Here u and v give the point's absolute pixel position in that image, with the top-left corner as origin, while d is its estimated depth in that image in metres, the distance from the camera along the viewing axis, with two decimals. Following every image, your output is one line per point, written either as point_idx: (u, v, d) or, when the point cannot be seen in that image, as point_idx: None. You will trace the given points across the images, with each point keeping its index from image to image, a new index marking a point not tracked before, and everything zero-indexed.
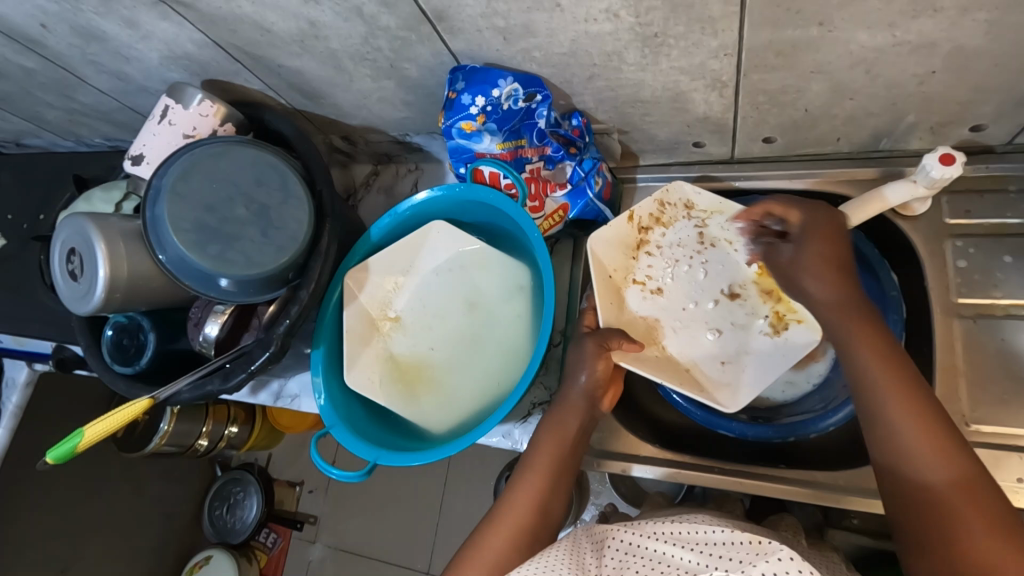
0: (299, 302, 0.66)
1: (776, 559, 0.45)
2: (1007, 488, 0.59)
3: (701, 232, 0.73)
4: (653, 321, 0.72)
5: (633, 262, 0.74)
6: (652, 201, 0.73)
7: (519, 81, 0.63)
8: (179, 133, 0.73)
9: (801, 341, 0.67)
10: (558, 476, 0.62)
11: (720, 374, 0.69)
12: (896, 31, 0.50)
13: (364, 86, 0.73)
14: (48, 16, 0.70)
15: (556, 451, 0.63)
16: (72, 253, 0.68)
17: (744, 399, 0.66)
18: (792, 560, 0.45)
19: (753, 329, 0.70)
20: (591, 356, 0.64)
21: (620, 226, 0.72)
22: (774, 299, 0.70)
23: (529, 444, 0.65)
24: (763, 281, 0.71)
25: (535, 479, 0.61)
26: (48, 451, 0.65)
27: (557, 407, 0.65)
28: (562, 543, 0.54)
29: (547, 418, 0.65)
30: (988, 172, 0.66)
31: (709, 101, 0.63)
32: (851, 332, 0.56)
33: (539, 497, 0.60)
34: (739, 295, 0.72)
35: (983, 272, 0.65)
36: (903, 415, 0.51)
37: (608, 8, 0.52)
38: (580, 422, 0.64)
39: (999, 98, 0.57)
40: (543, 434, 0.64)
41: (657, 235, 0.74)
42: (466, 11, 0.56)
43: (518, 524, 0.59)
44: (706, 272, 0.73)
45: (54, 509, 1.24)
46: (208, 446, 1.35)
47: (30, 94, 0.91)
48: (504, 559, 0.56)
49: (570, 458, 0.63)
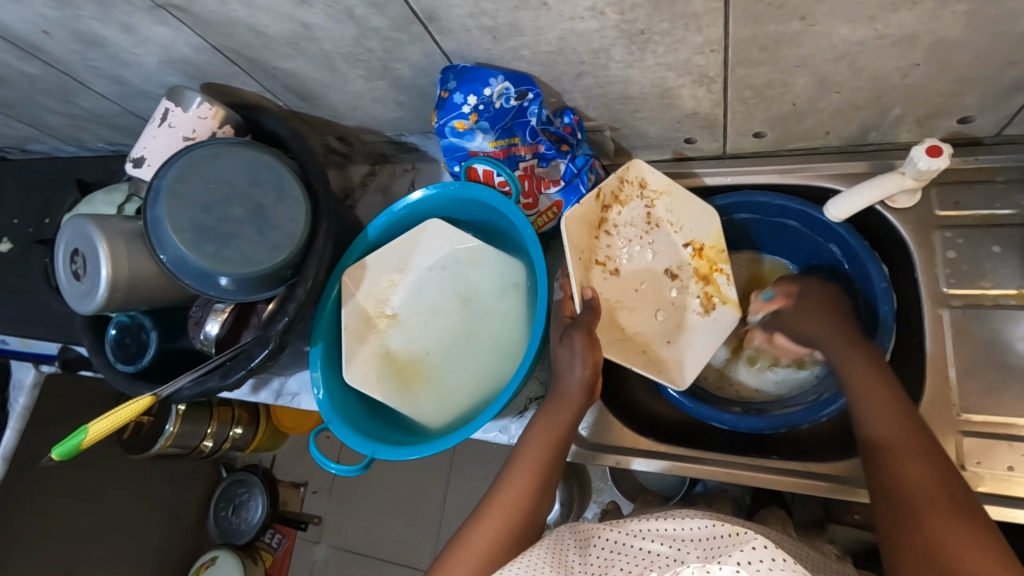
0: (296, 299, 0.67)
1: (751, 548, 0.47)
2: (995, 477, 0.60)
3: (649, 212, 0.76)
4: (614, 303, 0.74)
5: (597, 241, 0.74)
6: (614, 178, 0.73)
7: (509, 80, 0.64)
8: (178, 136, 0.74)
9: (725, 321, 0.74)
10: (549, 472, 0.62)
11: (669, 352, 0.74)
12: (877, 24, 0.51)
13: (359, 86, 0.74)
14: (48, 23, 0.72)
15: (549, 446, 0.63)
16: (74, 254, 0.69)
17: (690, 375, 0.72)
18: (767, 549, 0.46)
19: (688, 308, 0.75)
20: (582, 348, 0.65)
21: (588, 203, 0.71)
22: (705, 281, 0.75)
23: (521, 438, 0.65)
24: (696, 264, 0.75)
25: (525, 473, 0.62)
26: (54, 448, 0.66)
27: (553, 405, 0.66)
28: (544, 542, 0.56)
29: (541, 415, 0.66)
30: (976, 164, 0.66)
31: (697, 96, 0.64)
32: (860, 378, 0.60)
33: (529, 495, 0.61)
34: (677, 276, 0.76)
35: (971, 262, 0.66)
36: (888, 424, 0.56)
37: (593, 6, 0.53)
38: (574, 417, 0.65)
39: (983, 90, 0.57)
40: (536, 428, 0.65)
41: (615, 214, 0.75)
42: (455, 11, 0.57)
43: (507, 519, 0.59)
44: (652, 252, 0.76)
45: (60, 511, 1.25)
46: (214, 447, 1.36)
47: (33, 99, 0.92)
48: (492, 555, 0.57)
49: (562, 452, 0.64)
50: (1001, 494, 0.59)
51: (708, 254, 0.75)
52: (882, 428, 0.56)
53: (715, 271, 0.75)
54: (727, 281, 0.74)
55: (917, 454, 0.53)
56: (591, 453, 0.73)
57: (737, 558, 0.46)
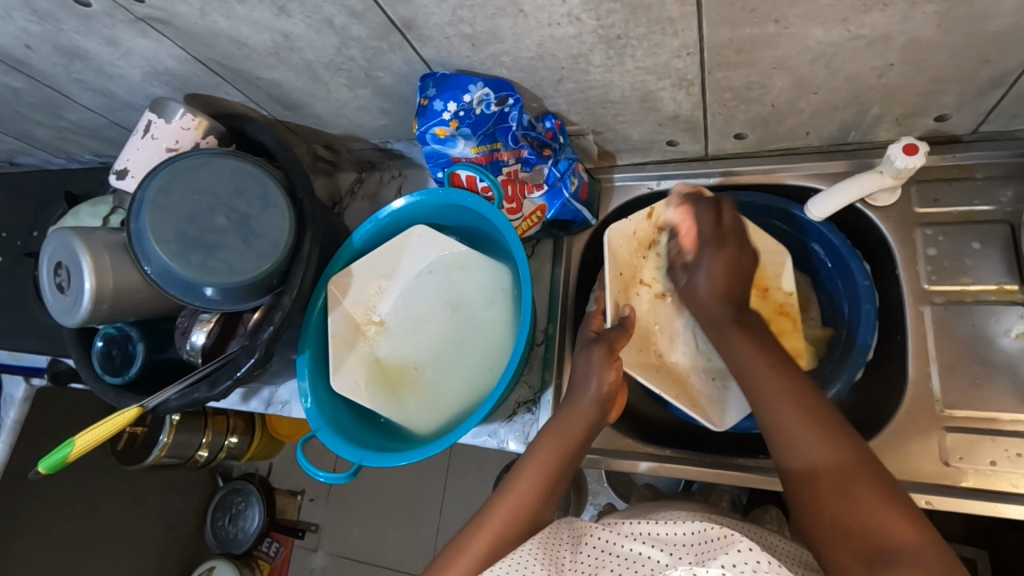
0: (282, 309, 0.67)
1: (736, 551, 0.47)
2: (980, 472, 0.60)
3: None
4: (653, 325, 0.75)
5: (643, 261, 0.76)
6: (672, 198, 0.72)
7: (490, 86, 0.64)
8: (162, 147, 0.75)
9: None
10: (554, 482, 0.62)
11: (711, 390, 0.72)
12: (850, 26, 0.51)
13: (342, 95, 0.74)
14: (31, 37, 0.72)
15: (557, 455, 0.63)
16: (58, 267, 0.70)
17: (732, 418, 0.70)
18: (750, 552, 0.46)
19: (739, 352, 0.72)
20: (601, 359, 0.65)
21: (637, 221, 0.73)
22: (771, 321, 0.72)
23: (531, 444, 0.65)
24: (760, 304, 0.72)
25: (530, 481, 0.61)
26: (40, 461, 0.66)
27: (566, 414, 0.65)
28: (537, 537, 0.56)
29: (552, 425, 0.65)
30: (954, 161, 0.67)
31: (677, 99, 0.64)
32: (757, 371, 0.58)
33: (533, 504, 0.60)
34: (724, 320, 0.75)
35: (953, 259, 0.66)
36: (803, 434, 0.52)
37: (569, 12, 0.54)
38: (585, 432, 0.64)
39: (959, 89, 0.58)
40: (545, 438, 0.64)
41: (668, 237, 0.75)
42: (433, 20, 0.57)
43: (502, 528, 0.59)
44: None
45: (55, 523, 1.25)
46: (208, 457, 1.36)
47: (20, 113, 0.93)
48: (485, 562, 0.57)
49: (571, 461, 0.63)
50: (986, 489, 0.59)
51: (773, 295, 0.72)
52: (801, 441, 0.52)
53: (780, 314, 0.72)
54: (792, 326, 0.72)
55: (845, 466, 0.50)
56: (592, 458, 0.73)
57: (722, 562, 0.47)
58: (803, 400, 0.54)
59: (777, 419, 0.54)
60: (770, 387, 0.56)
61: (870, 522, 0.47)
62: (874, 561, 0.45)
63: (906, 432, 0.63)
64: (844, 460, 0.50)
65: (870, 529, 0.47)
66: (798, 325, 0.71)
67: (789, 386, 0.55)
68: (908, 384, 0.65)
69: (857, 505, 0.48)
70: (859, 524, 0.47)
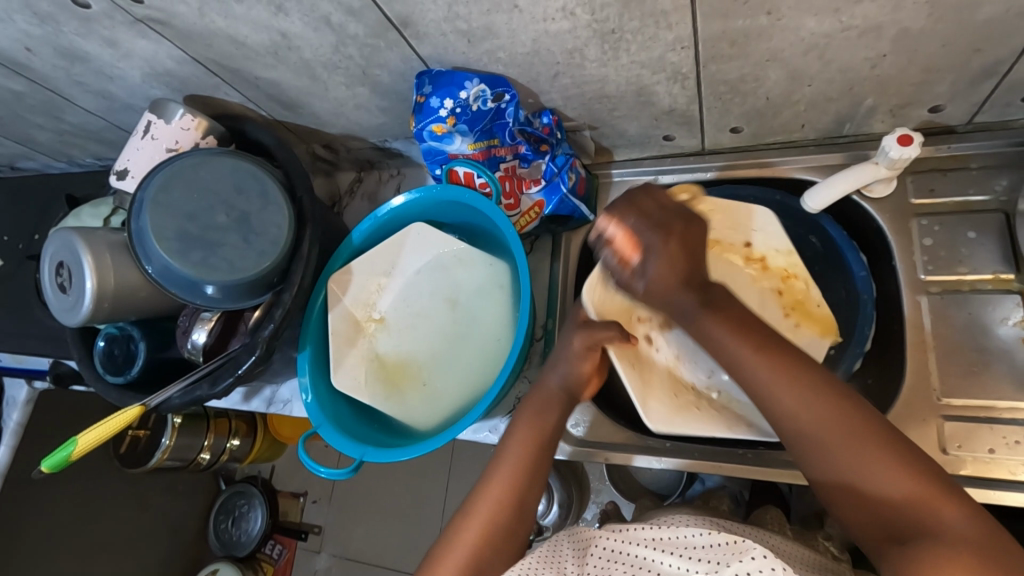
0: (282, 305, 0.66)
1: (751, 559, 0.47)
2: (977, 460, 0.60)
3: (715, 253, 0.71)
4: (672, 364, 0.73)
5: None
6: None
7: (485, 82, 0.65)
8: (162, 148, 0.75)
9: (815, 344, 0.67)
10: (533, 463, 0.62)
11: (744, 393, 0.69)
12: (842, 16, 0.52)
13: (340, 93, 0.75)
14: (32, 39, 0.73)
15: (533, 435, 0.63)
16: (60, 267, 0.70)
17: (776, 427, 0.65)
18: (765, 559, 0.47)
19: None
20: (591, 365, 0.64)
21: None
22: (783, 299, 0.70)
23: (506, 429, 0.65)
24: (764, 277, 0.71)
25: (509, 466, 0.61)
26: (43, 461, 0.66)
27: (534, 398, 0.65)
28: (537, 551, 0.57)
29: (524, 406, 0.65)
30: (948, 152, 0.68)
31: (673, 93, 0.65)
32: (728, 343, 0.54)
33: (514, 490, 0.60)
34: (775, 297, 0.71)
35: (948, 248, 0.66)
36: (784, 392, 0.50)
37: (563, 7, 0.54)
38: (559, 416, 0.64)
39: (953, 78, 0.58)
40: (521, 422, 0.64)
41: None
42: (429, 16, 0.58)
43: (488, 516, 0.59)
44: None
45: (57, 528, 1.25)
46: (211, 459, 1.37)
47: (20, 116, 0.93)
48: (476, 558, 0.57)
49: (548, 446, 0.63)
50: (985, 477, 0.59)
51: (773, 263, 0.71)
52: (776, 397, 0.51)
53: (788, 279, 0.70)
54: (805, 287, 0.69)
55: (837, 419, 0.48)
56: (588, 451, 0.73)
57: (736, 570, 0.47)
58: (806, 386, 0.50)
59: (758, 381, 0.52)
60: (768, 375, 0.51)
61: (900, 499, 0.46)
62: (905, 539, 0.45)
63: (905, 421, 0.63)
64: (858, 441, 0.47)
65: (894, 502, 0.46)
66: (811, 282, 0.69)
67: (783, 367, 0.51)
68: (906, 375, 0.65)
69: (880, 481, 0.47)
70: (884, 499, 0.47)
